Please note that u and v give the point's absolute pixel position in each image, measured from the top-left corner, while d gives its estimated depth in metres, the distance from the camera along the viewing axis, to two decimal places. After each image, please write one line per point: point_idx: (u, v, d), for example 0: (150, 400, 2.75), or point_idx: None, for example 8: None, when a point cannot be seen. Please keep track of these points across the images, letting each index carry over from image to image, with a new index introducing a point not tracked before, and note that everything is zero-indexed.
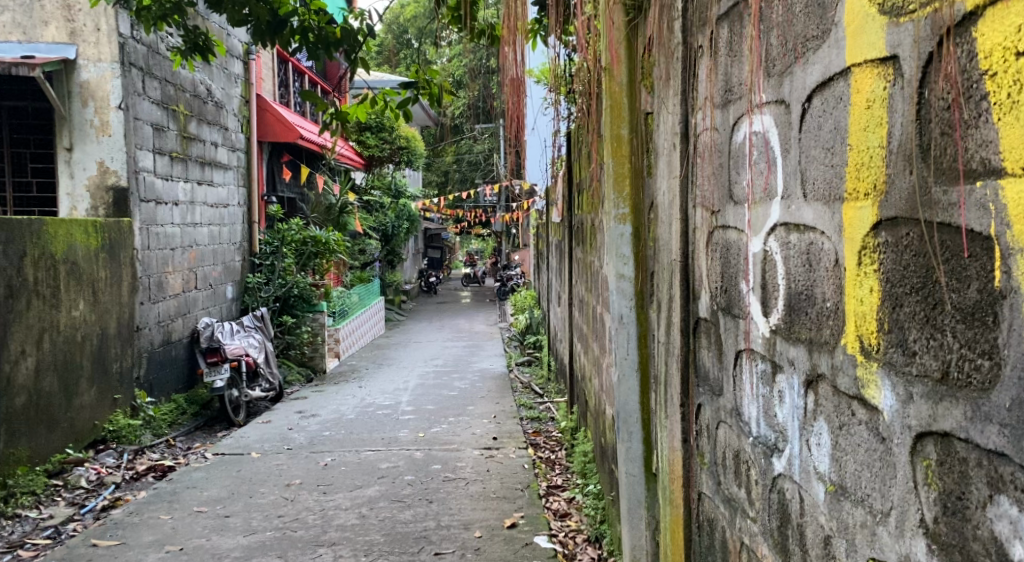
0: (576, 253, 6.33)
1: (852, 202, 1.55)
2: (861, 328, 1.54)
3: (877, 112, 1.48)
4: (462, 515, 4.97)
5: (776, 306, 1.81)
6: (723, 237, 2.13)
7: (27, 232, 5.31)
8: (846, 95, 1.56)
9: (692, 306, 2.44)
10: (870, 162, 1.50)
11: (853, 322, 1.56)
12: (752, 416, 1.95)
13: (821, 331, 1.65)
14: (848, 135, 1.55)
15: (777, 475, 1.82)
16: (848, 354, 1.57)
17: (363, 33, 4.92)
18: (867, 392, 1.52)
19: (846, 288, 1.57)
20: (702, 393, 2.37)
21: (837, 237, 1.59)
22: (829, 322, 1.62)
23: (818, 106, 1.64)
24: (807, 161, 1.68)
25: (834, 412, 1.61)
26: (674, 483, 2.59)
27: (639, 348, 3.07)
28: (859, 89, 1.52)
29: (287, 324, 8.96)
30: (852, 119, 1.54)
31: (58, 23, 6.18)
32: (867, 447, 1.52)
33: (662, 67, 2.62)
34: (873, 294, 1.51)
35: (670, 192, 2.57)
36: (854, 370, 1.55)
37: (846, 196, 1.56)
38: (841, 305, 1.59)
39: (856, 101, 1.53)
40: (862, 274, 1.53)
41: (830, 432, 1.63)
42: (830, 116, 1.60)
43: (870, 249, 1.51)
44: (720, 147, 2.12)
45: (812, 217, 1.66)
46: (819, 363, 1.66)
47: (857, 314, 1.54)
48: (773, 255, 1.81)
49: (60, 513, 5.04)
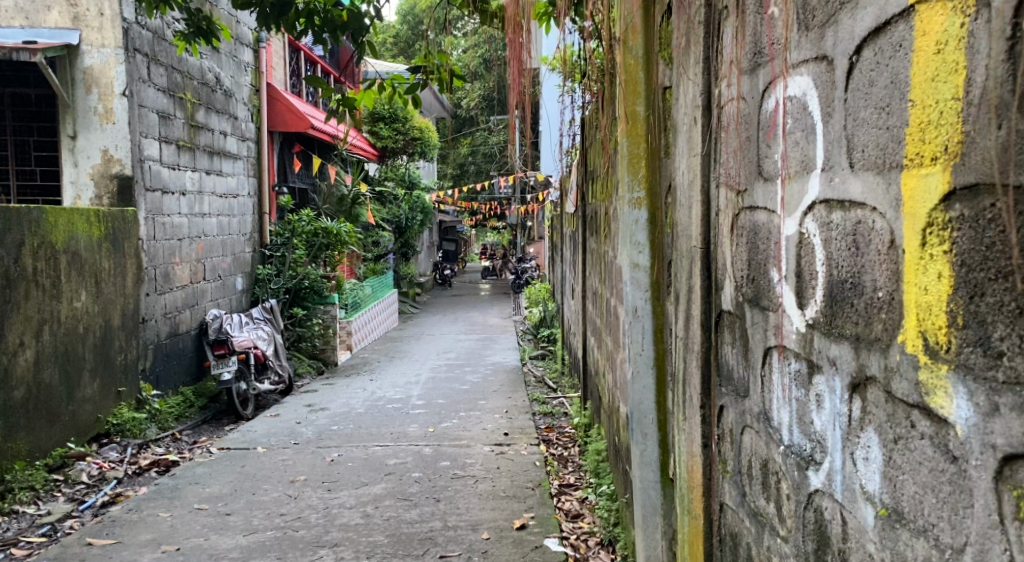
0: (590, 243, 6.11)
1: (912, 170, 1.32)
2: (924, 322, 1.30)
3: (949, 56, 1.25)
4: (469, 516, 4.75)
5: (814, 298, 1.57)
6: (750, 220, 1.90)
7: (26, 221, 5.12)
8: (907, 40, 1.32)
9: (715, 298, 2.21)
10: (939, 120, 1.27)
11: (914, 316, 1.32)
12: (784, 422, 1.71)
13: (869, 326, 1.42)
14: (908, 88, 1.32)
15: (814, 491, 1.58)
16: (907, 354, 1.34)
17: (370, 17, 4.62)
18: (933, 401, 1.29)
19: (905, 275, 1.34)
20: (725, 395, 2.14)
21: (892, 214, 1.36)
22: (881, 315, 1.39)
23: (869, 57, 1.40)
24: (855, 124, 1.44)
25: (888, 422, 1.38)
26: (694, 491, 2.36)
27: (654, 343, 2.85)
28: (926, 31, 1.29)
29: (297, 316, 8.74)
30: (915, 68, 1.31)
31: (60, 7, 5.98)
32: (931, 466, 1.30)
33: (684, 35, 2.40)
34: (941, 281, 1.27)
35: (690, 171, 2.35)
36: (916, 374, 1.32)
37: (906, 162, 1.33)
38: (897, 295, 1.36)
39: (921, 45, 1.29)
40: (927, 258, 1.30)
41: (882, 445, 1.39)
42: (886, 68, 1.36)
43: (938, 226, 1.28)
44: (748, 118, 1.89)
45: (860, 191, 1.43)
46: (868, 363, 1.42)
47: (920, 306, 1.31)
48: (810, 238, 1.57)
49: (58, 509, 4.86)
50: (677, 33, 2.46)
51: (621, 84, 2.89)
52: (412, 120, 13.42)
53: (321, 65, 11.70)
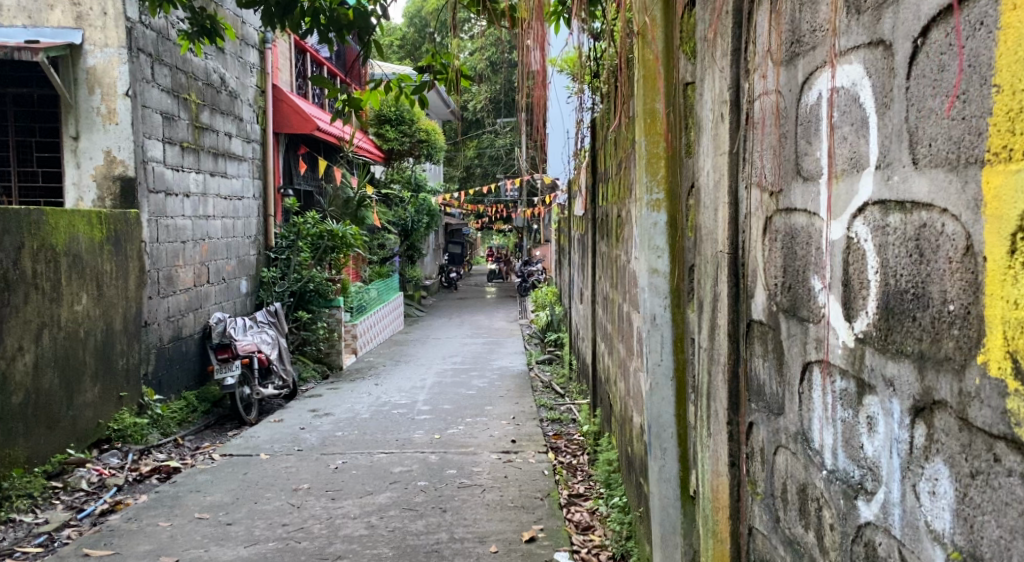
0: (600, 246, 5.96)
1: (998, 167, 1.19)
2: (1012, 342, 1.17)
3: None
4: (477, 527, 4.60)
5: (866, 309, 1.44)
6: (787, 223, 1.76)
7: (26, 222, 4.98)
8: (992, 19, 1.19)
9: (744, 306, 2.07)
10: None
11: (999, 334, 1.19)
12: (827, 445, 1.58)
13: (936, 343, 1.29)
14: (993, 73, 1.19)
15: (864, 524, 1.45)
16: (990, 378, 1.20)
17: (377, 16, 4.47)
18: None
19: (987, 285, 1.20)
20: (757, 411, 2.00)
21: (971, 218, 1.23)
22: (954, 331, 1.26)
23: (939, 39, 1.28)
24: (922, 116, 1.31)
25: (963, 453, 1.25)
26: (719, 513, 2.22)
27: (674, 353, 2.70)
28: (1016, 7, 1.16)
29: (303, 320, 8.60)
30: (1001, 48, 1.18)
31: (63, 6, 5.86)
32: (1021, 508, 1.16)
33: (709, 27, 2.25)
34: None
35: (716, 171, 2.20)
36: (1002, 402, 1.19)
37: (989, 157, 1.20)
38: (976, 310, 1.23)
39: (1008, 24, 1.17)
40: (1016, 269, 1.17)
41: (955, 479, 1.26)
42: (962, 50, 1.24)
43: None
44: (784, 113, 1.75)
45: (927, 191, 1.30)
46: (937, 386, 1.29)
47: (1007, 324, 1.18)
48: (862, 244, 1.44)
49: (56, 518, 4.72)
50: (702, 23, 2.31)
51: (639, 80, 2.73)
52: (419, 122, 13.27)
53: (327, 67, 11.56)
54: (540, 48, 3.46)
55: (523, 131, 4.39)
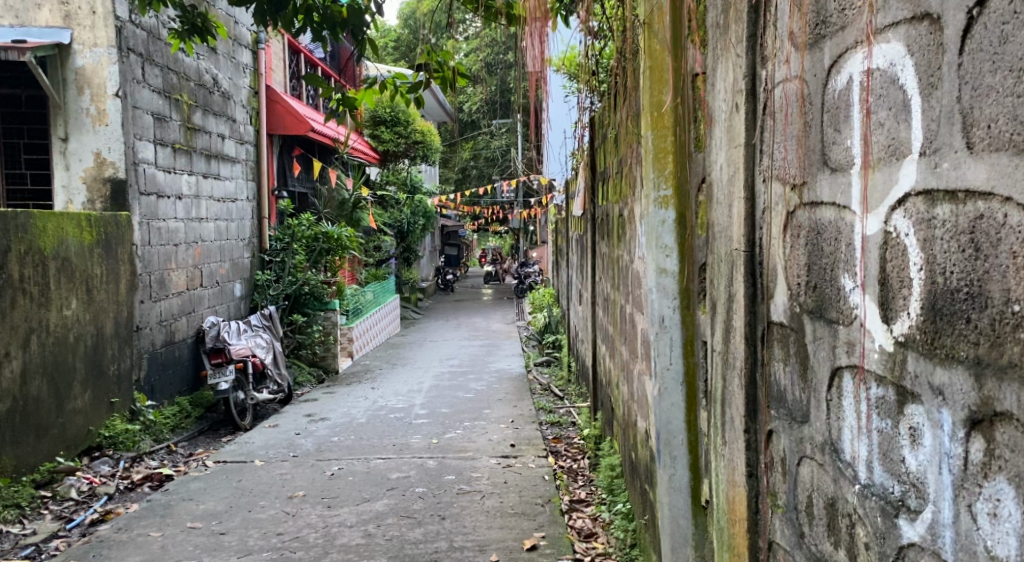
0: (600, 246, 5.85)
1: None
2: None
3: None
4: (477, 536, 4.47)
5: (908, 309, 1.34)
6: (810, 219, 1.65)
7: (12, 225, 4.85)
8: None
9: (762, 307, 1.95)
10: None
11: None
12: (860, 457, 1.48)
13: (997, 347, 1.20)
14: None
15: (907, 545, 1.36)
16: None
17: (371, 13, 4.35)
18: None
19: None
20: (777, 419, 1.89)
21: None
22: (1020, 332, 1.17)
23: (998, 8, 1.18)
24: (977, 95, 1.22)
25: None
26: (736, 526, 2.10)
27: (683, 357, 2.58)
28: None
29: (297, 323, 8.43)
30: None
31: (51, 5, 5.73)
32: None
33: (722, 13, 2.13)
34: None
35: (730, 164, 2.08)
36: None
37: None
38: None
39: None
40: None
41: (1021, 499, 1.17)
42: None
43: None
44: (808, 100, 1.64)
45: (986, 178, 1.21)
46: (999, 395, 1.20)
47: None
48: (901, 238, 1.36)
49: (44, 529, 4.59)
50: (714, 8, 2.19)
51: (646, 72, 2.63)
52: (415, 123, 13.13)
53: (322, 68, 11.43)
54: (540, 45, 3.32)
55: (520, 130, 4.27)
